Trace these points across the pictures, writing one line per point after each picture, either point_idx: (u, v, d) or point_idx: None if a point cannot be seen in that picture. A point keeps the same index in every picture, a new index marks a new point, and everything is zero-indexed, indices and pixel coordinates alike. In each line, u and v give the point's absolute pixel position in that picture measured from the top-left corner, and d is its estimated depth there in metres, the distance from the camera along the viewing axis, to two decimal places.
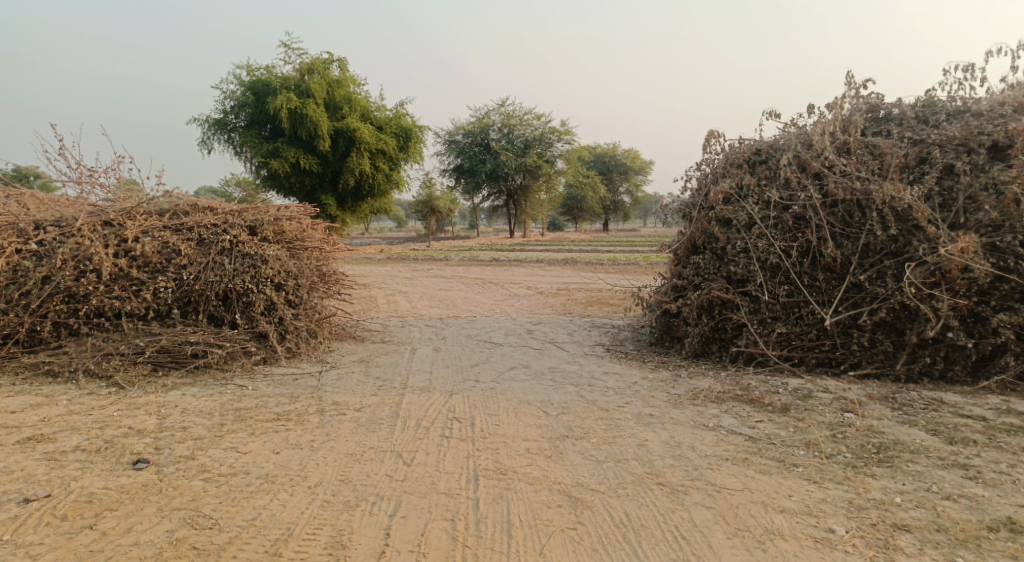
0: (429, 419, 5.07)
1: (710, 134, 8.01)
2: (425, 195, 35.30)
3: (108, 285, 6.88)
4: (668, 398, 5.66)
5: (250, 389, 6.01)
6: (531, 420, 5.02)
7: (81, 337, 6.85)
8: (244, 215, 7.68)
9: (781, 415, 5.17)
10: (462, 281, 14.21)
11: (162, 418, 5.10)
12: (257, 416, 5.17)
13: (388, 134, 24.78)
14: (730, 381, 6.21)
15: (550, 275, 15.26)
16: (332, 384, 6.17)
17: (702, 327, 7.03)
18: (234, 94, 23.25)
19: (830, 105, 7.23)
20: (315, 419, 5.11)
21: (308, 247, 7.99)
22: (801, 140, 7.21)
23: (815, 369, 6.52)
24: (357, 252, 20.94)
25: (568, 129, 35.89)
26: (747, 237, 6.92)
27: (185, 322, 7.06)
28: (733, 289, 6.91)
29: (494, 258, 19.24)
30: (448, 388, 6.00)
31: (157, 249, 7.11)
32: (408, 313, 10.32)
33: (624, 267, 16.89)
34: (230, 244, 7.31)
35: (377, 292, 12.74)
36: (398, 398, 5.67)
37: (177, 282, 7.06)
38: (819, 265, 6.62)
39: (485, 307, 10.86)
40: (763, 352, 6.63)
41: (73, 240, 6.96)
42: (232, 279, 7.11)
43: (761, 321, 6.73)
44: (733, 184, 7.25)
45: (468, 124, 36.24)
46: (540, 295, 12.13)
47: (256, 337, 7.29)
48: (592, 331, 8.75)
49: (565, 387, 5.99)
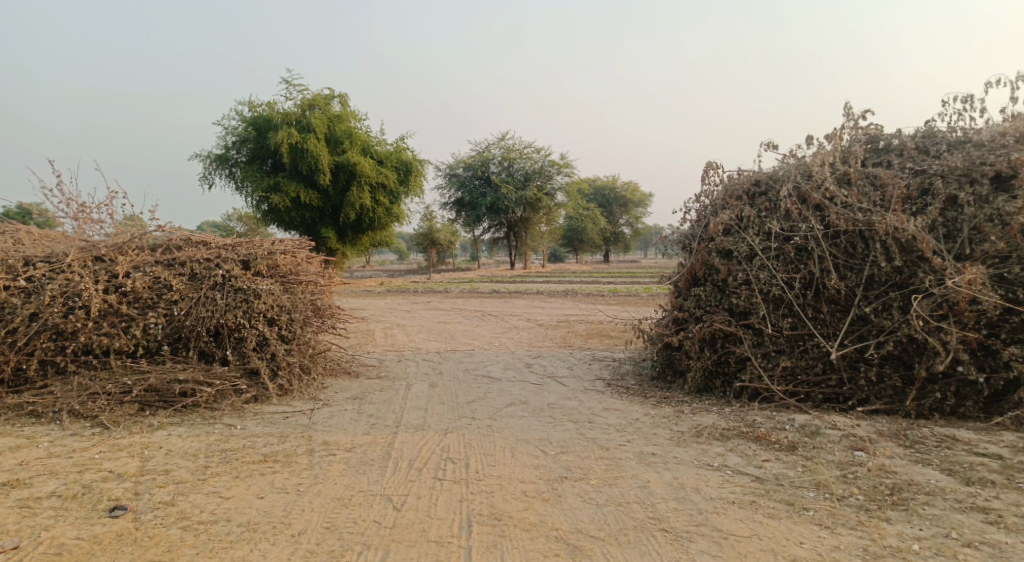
0: (423, 460, 4.87)
1: (708, 165, 7.93)
2: (425, 228, 35.35)
3: (97, 322, 6.74)
4: (671, 435, 5.46)
5: (239, 428, 5.82)
6: (529, 460, 4.83)
7: (67, 376, 6.67)
8: (237, 250, 7.57)
9: (789, 453, 4.97)
10: (461, 314, 14.06)
11: (145, 460, 4.91)
12: (243, 457, 4.97)
13: (389, 167, 24.84)
14: (734, 417, 6.02)
15: (550, 307, 15.12)
16: (323, 422, 5.98)
17: (704, 361, 6.85)
18: (236, 129, 23.40)
19: (829, 136, 7.17)
20: (304, 460, 4.92)
21: (303, 281, 7.85)
22: (801, 171, 7.14)
23: (822, 404, 6.33)
24: (356, 286, 20.82)
25: (568, 162, 36.09)
26: (749, 268, 6.79)
27: (174, 360, 6.90)
28: (735, 321, 6.76)
29: (494, 291, 19.11)
30: (443, 425, 5.81)
31: (148, 285, 6.99)
32: (405, 346, 10.15)
33: (625, 299, 16.75)
34: (223, 279, 7.19)
35: (374, 325, 12.59)
36: (391, 436, 5.48)
37: (167, 318, 6.93)
38: (823, 297, 6.49)
39: (483, 340, 10.69)
40: (768, 386, 6.45)
41: (62, 276, 6.83)
42: (223, 314, 6.98)
43: (765, 355, 6.56)
44: (733, 215, 7.15)
45: (468, 158, 36.48)
46: (540, 328, 11.96)
47: (248, 373, 7.13)
48: (592, 365, 8.56)
49: (564, 425, 5.79)
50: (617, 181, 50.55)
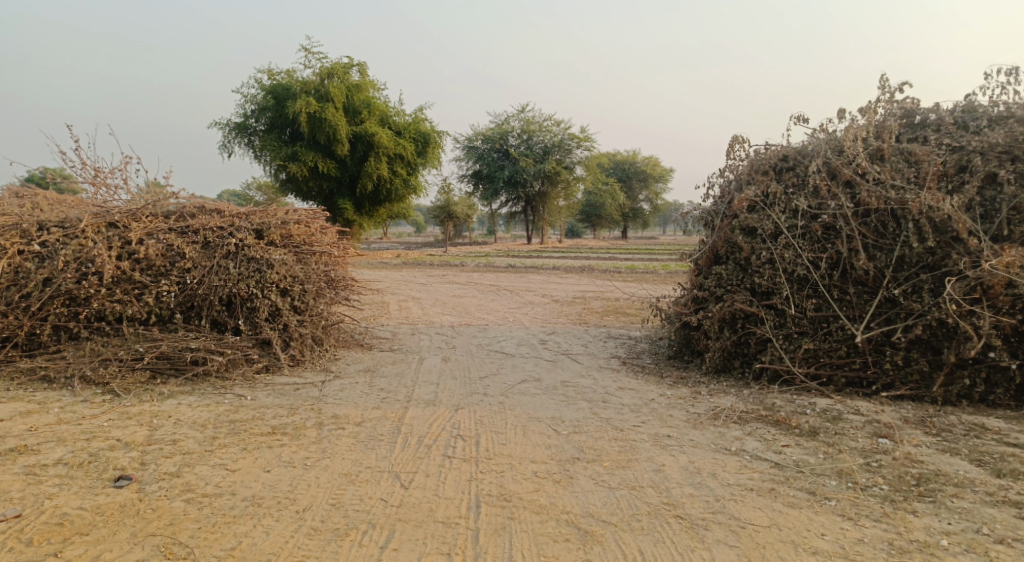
0: (432, 436, 4.78)
1: (733, 139, 7.67)
2: (443, 200, 35.16)
3: (110, 288, 6.69)
4: (687, 417, 5.32)
5: (249, 399, 5.76)
6: (541, 440, 4.71)
7: (80, 342, 6.64)
8: (251, 218, 7.47)
9: (810, 439, 4.81)
10: (476, 288, 13.94)
11: (153, 429, 4.86)
12: (251, 429, 4.91)
13: (407, 138, 24.63)
14: (754, 399, 5.86)
15: (567, 283, 14.96)
16: (334, 395, 5.91)
17: (724, 341, 6.68)
18: (255, 97, 23.27)
19: (862, 109, 6.88)
20: (313, 434, 4.84)
21: (316, 251, 7.75)
22: (830, 146, 6.87)
23: (844, 388, 6.14)
24: (373, 258, 20.75)
25: (588, 136, 35.61)
26: (773, 247, 6.57)
27: (187, 328, 6.85)
28: (757, 301, 6.56)
29: (510, 265, 18.96)
30: (455, 401, 5.71)
31: (161, 252, 6.92)
32: (419, 320, 10.06)
33: (643, 276, 16.54)
34: (236, 247, 7.11)
35: (389, 298, 12.50)
36: (402, 411, 5.39)
37: (180, 286, 6.86)
38: (850, 278, 6.27)
39: (498, 315, 10.57)
40: (789, 369, 6.26)
41: (76, 241, 6.77)
42: (236, 283, 6.90)
43: (787, 336, 6.37)
44: (758, 191, 6.91)
45: (487, 130, 36.10)
46: (555, 304, 11.81)
47: (260, 343, 7.07)
48: (608, 343, 8.42)
49: (578, 403, 5.67)
50: (637, 156, 49.87)
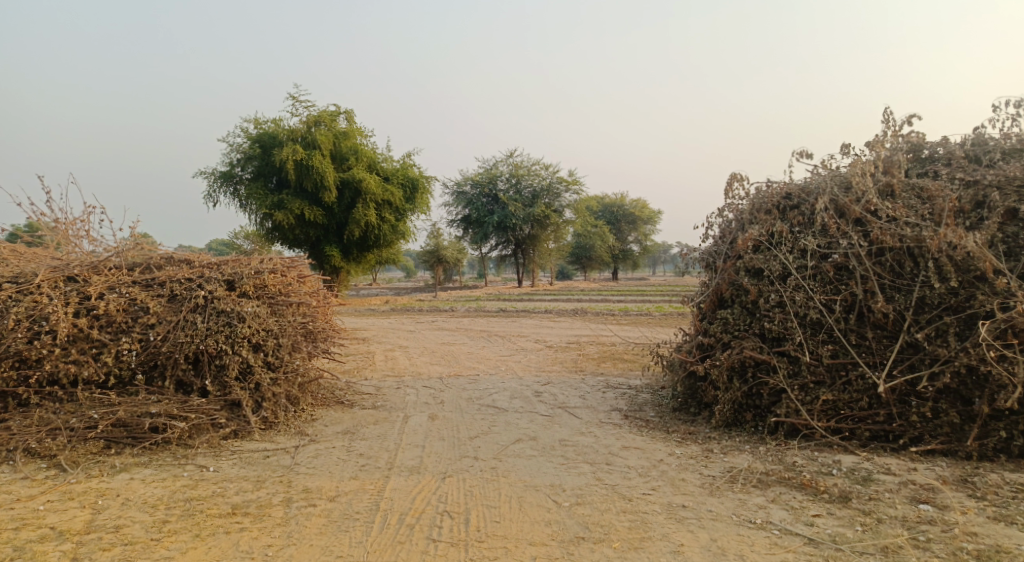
0: (415, 513, 4.20)
1: (731, 176, 7.29)
2: (432, 246, 34.76)
3: (65, 348, 6.12)
4: (702, 482, 4.76)
5: (212, 471, 5.16)
6: (539, 515, 4.14)
7: (29, 409, 6.02)
8: (222, 269, 6.96)
9: (843, 507, 4.26)
10: (466, 335, 13.36)
11: (96, 513, 4.26)
12: (209, 509, 4.31)
13: (395, 184, 24.34)
14: (771, 458, 5.32)
15: (560, 328, 14.43)
16: (307, 464, 5.31)
17: (734, 393, 6.16)
18: (240, 147, 22.93)
19: (868, 143, 6.53)
20: (279, 514, 4.25)
21: (292, 303, 7.21)
22: (837, 181, 6.49)
23: (869, 443, 5.62)
24: (360, 306, 20.17)
25: (577, 179, 35.61)
26: (782, 289, 6.12)
27: (148, 390, 6.26)
28: (768, 348, 6.08)
29: (501, 310, 18.47)
30: (442, 468, 5.13)
31: (123, 307, 6.38)
32: (405, 371, 9.47)
33: (638, 318, 16.08)
34: (205, 300, 6.57)
35: (375, 348, 11.88)
36: (382, 482, 4.80)
37: (142, 344, 6.30)
38: (867, 321, 5.81)
39: (489, 364, 9.98)
40: (807, 422, 5.74)
41: (30, 297, 6.21)
42: (204, 339, 6.34)
43: (803, 387, 5.86)
44: (762, 230, 6.49)
45: (476, 175, 35.99)
46: (549, 350, 11.24)
47: (229, 405, 6.49)
48: (607, 394, 7.85)
49: (578, 467, 5.11)
50: (626, 197, 49.96)
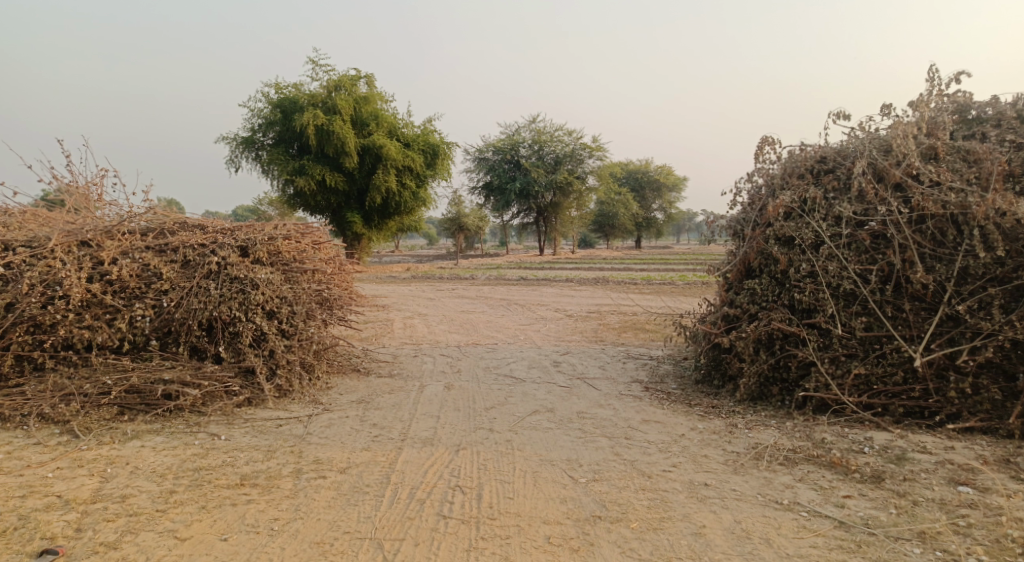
0: (427, 488, 4.07)
1: (762, 140, 6.94)
2: (453, 212, 34.53)
3: (79, 313, 6.05)
4: (725, 459, 4.56)
5: (223, 439, 5.08)
6: (554, 491, 3.98)
7: (44, 374, 5.97)
8: (236, 234, 6.82)
9: (875, 487, 4.04)
10: (486, 303, 13.21)
11: (104, 482, 4.19)
12: (217, 480, 4.22)
13: (416, 150, 24.07)
14: (799, 434, 5.10)
15: (581, 296, 14.21)
16: (319, 433, 5.21)
17: (760, 366, 5.92)
18: (261, 112, 22.77)
19: (911, 103, 6.14)
20: (288, 486, 4.14)
21: (307, 269, 7.07)
22: (876, 144, 6.13)
23: (903, 419, 5.36)
24: (380, 273, 20.11)
25: (600, 145, 35.00)
26: (815, 258, 5.82)
27: (162, 357, 6.19)
28: (797, 319, 5.81)
29: (521, 277, 18.28)
30: (456, 439, 5.00)
31: (136, 273, 6.29)
32: (423, 339, 9.35)
33: (660, 287, 15.81)
34: (218, 266, 6.45)
35: (394, 315, 11.80)
36: (394, 454, 4.67)
37: (156, 310, 6.21)
38: (905, 293, 5.52)
39: (508, 332, 9.83)
40: (837, 398, 5.49)
41: (43, 262, 6.13)
42: (217, 306, 6.23)
43: (834, 360, 5.60)
44: (794, 196, 6.18)
45: (498, 141, 35.51)
46: (568, 319, 11.04)
47: (243, 373, 6.40)
48: (628, 365, 7.65)
49: (597, 441, 4.94)
50: (650, 164, 49.10)
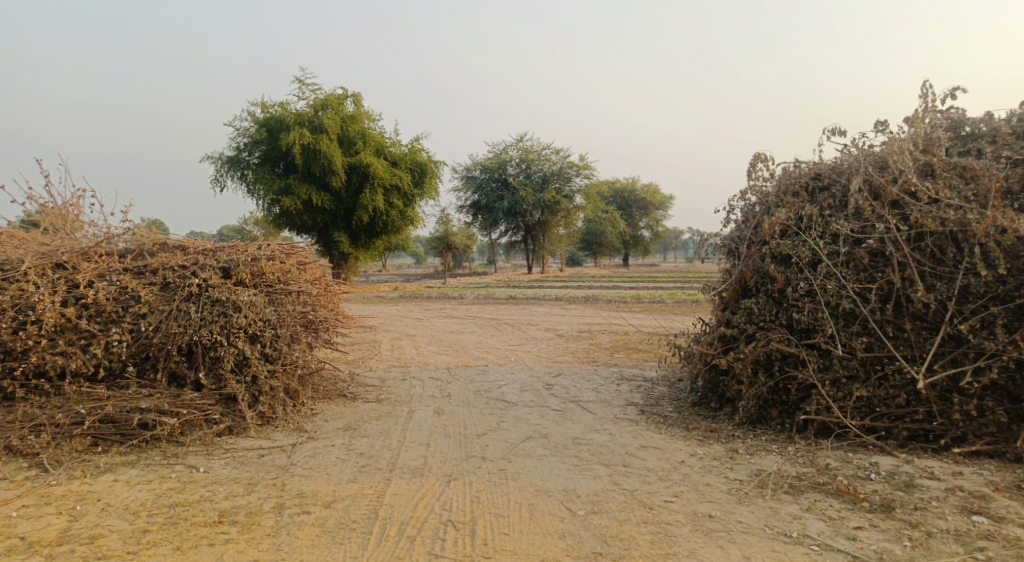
0: (417, 523, 3.85)
1: (755, 157, 6.85)
2: (441, 231, 34.37)
3: (52, 339, 5.79)
4: (728, 487, 4.38)
5: (202, 472, 4.84)
6: (551, 526, 3.79)
7: (14, 403, 5.69)
8: (217, 255, 6.60)
9: (886, 517, 3.88)
10: (475, 323, 13.00)
11: (73, 520, 3.94)
12: (195, 517, 3.98)
13: (403, 169, 23.93)
14: (802, 459, 4.94)
15: (571, 315, 14.04)
16: (304, 464, 4.98)
17: (759, 388, 5.76)
18: (247, 131, 22.57)
19: (906, 120, 6.07)
20: (269, 523, 3.91)
21: (291, 291, 6.85)
22: (871, 161, 6.04)
23: (907, 443, 5.21)
24: (367, 293, 19.86)
25: (588, 164, 35.09)
26: (812, 277, 5.69)
27: (139, 383, 5.94)
28: (796, 340, 5.67)
29: (510, 296, 18.10)
30: (447, 469, 4.78)
31: (113, 296, 6.05)
32: (411, 362, 9.13)
33: (650, 306, 15.69)
34: (199, 289, 6.22)
35: (381, 336, 11.55)
36: (382, 486, 4.45)
37: (133, 335, 5.96)
38: (905, 312, 5.39)
39: (498, 353, 9.62)
40: (840, 421, 5.34)
41: (15, 285, 5.87)
42: (197, 330, 5.99)
43: (834, 382, 5.45)
44: (790, 214, 6.06)
45: (485, 160, 35.48)
46: (560, 339, 10.86)
47: (224, 400, 6.16)
48: (622, 387, 7.47)
49: (594, 469, 4.75)
50: (637, 182, 49.31)
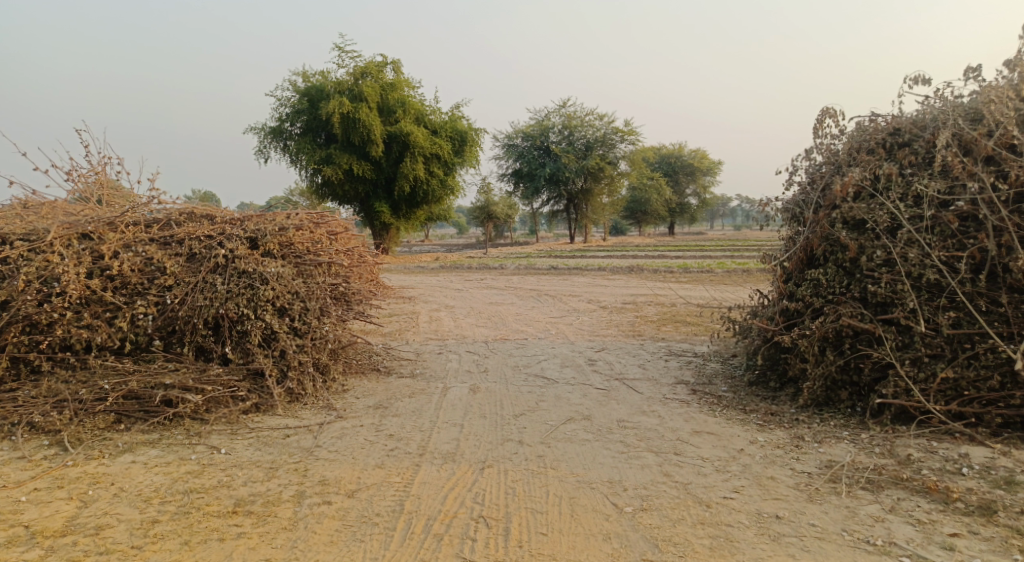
0: (447, 519, 3.49)
1: (822, 112, 6.17)
2: (483, 200, 33.90)
3: (77, 312, 5.56)
4: (796, 482, 3.88)
5: (223, 453, 4.57)
6: (594, 525, 3.39)
7: (41, 378, 5.48)
8: (245, 225, 6.30)
9: (987, 523, 3.35)
10: (515, 294, 12.58)
11: (81, 507, 3.71)
12: (208, 506, 3.70)
13: (444, 137, 23.46)
14: (878, 449, 4.40)
15: (616, 286, 13.48)
16: (330, 447, 4.65)
17: (827, 367, 5.18)
18: (289, 101, 22.36)
19: (1004, 64, 5.30)
20: (286, 514, 3.60)
21: (320, 262, 6.51)
22: (961, 112, 5.31)
23: (1001, 432, 4.60)
24: (408, 264, 19.58)
25: (633, 130, 34.04)
26: (891, 244, 5.07)
27: (166, 358, 5.70)
28: (871, 315, 5.08)
29: (552, 266, 17.59)
30: (482, 454, 4.40)
31: (138, 268, 5.79)
32: (448, 334, 8.76)
33: (698, 275, 15.04)
34: (225, 260, 5.93)
35: (420, 308, 11.22)
36: (411, 473, 4.09)
37: (159, 308, 5.71)
38: (1001, 283, 4.75)
39: (539, 326, 9.19)
40: (921, 405, 4.75)
41: (40, 256, 5.62)
42: (223, 303, 5.71)
43: (914, 361, 4.86)
44: (865, 173, 5.41)
45: (527, 127, 34.75)
46: (603, 311, 10.35)
47: (252, 375, 5.89)
48: (670, 363, 6.97)
49: (643, 457, 4.30)
50: (683, 148, 47.74)
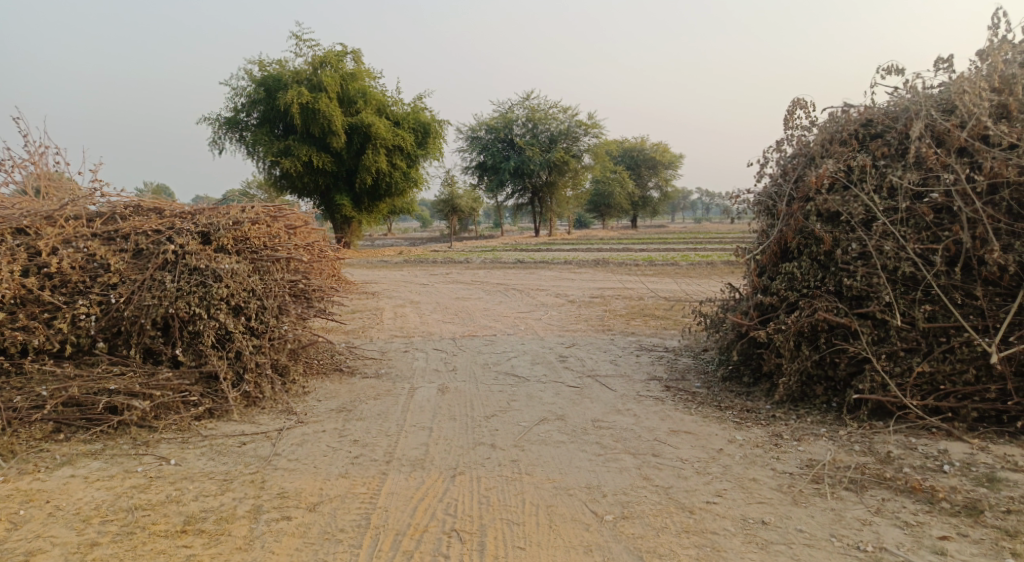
0: (416, 534, 3.27)
1: (794, 103, 6.07)
2: (446, 193, 33.52)
3: (12, 313, 5.13)
4: (779, 484, 3.75)
5: (173, 464, 4.25)
6: (574, 537, 3.21)
7: None
8: (196, 219, 5.93)
9: (976, 524, 3.26)
10: (481, 288, 12.35)
11: (11, 531, 3.37)
12: (155, 525, 3.40)
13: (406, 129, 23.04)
14: (858, 446, 4.30)
15: (582, 280, 13.36)
16: (289, 455, 4.37)
17: (803, 363, 5.09)
18: (245, 90, 21.64)
19: (976, 54, 5.25)
20: (241, 533, 3.33)
21: (278, 258, 6.18)
22: (933, 103, 5.25)
23: (977, 426, 4.55)
24: (370, 259, 19.16)
25: (596, 123, 34.04)
26: (867, 237, 5.00)
27: (111, 361, 5.31)
28: (847, 309, 4.99)
29: (517, 260, 17.41)
30: (452, 460, 4.18)
31: (79, 265, 5.38)
32: (413, 331, 8.49)
33: (663, 268, 15.03)
34: (175, 256, 5.57)
35: (383, 304, 10.90)
36: (377, 483, 3.84)
37: (103, 308, 5.32)
38: (976, 276, 4.70)
39: (506, 322, 8.98)
40: (898, 400, 4.69)
41: None
42: (173, 301, 5.34)
43: (891, 356, 4.79)
44: (839, 165, 5.31)
45: (491, 120, 34.46)
46: (572, 306, 10.19)
47: (204, 378, 5.54)
48: (642, 358, 6.83)
49: (620, 460, 4.13)
50: (646, 141, 48.02)
